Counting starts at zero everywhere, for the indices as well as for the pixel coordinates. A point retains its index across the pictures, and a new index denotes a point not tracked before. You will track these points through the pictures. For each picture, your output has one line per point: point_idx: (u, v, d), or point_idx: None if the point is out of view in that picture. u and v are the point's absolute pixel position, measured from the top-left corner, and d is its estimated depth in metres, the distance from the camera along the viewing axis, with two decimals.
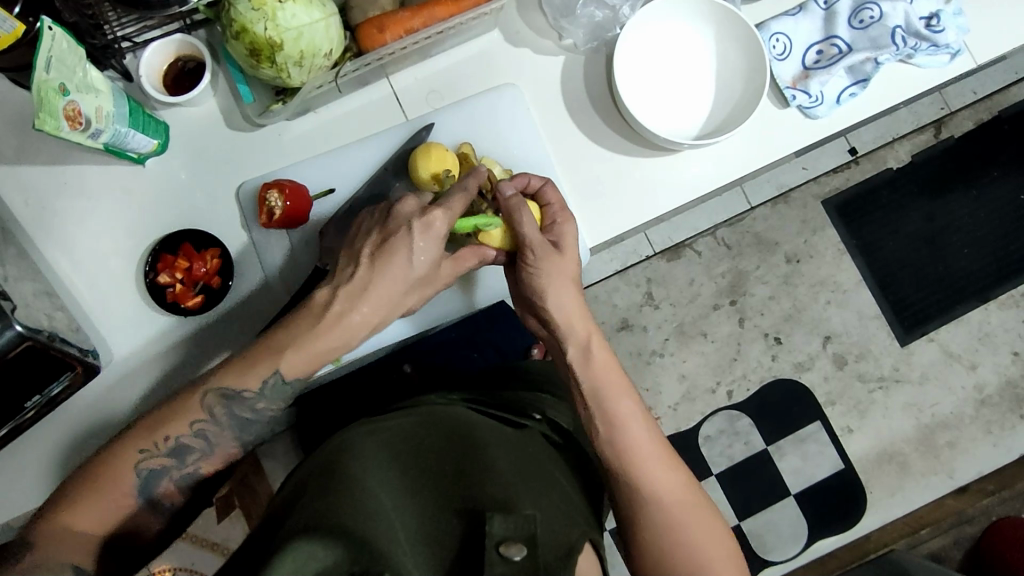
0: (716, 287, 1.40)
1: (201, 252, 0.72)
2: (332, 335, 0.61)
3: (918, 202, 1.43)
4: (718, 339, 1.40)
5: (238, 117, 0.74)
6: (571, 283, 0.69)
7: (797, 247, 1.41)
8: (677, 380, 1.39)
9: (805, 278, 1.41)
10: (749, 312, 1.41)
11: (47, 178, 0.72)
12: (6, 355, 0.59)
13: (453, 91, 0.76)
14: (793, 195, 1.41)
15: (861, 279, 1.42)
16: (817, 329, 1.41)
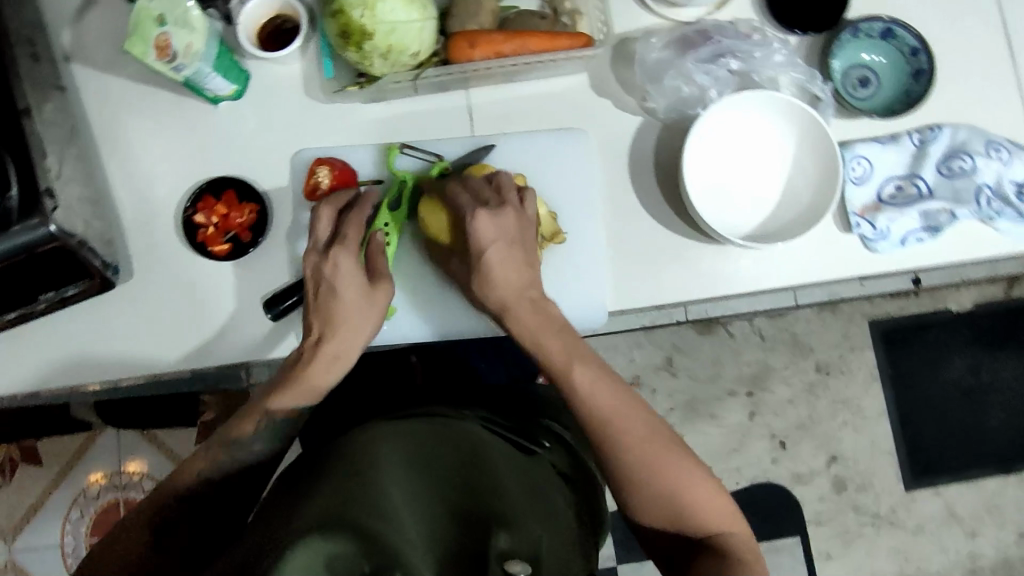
0: (738, 373, 1.38)
1: (241, 204, 0.73)
2: (319, 368, 0.65)
3: (967, 350, 1.39)
4: (724, 424, 1.37)
5: (316, 87, 0.76)
6: (514, 242, 0.67)
7: (830, 358, 1.38)
8: None
9: (828, 392, 1.38)
10: (763, 408, 1.38)
11: (129, 92, 0.77)
12: (35, 248, 0.63)
13: (524, 120, 0.76)
14: (842, 307, 1.39)
15: (884, 410, 1.38)
16: (825, 446, 1.37)
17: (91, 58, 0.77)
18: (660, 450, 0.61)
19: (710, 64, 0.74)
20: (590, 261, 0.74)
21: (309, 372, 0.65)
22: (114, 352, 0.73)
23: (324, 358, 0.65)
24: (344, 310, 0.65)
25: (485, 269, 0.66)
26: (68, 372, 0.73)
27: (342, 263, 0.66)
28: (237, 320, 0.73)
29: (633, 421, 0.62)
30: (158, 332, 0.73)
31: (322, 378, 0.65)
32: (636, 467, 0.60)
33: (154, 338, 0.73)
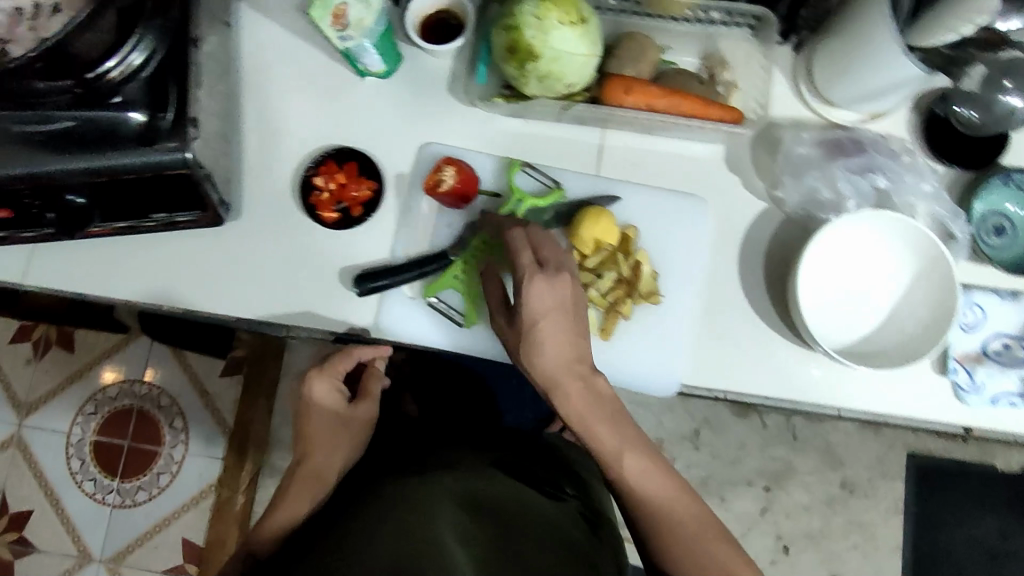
0: (762, 465, 1.44)
1: (360, 178, 0.74)
2: (304, 481, 0.75)
3: (996, 510, 1.42)
4: (734, 509, 1.43)
5: (460, 88, 0.77)
6: (566, 306, 0.64)
7: (857, 478, 1.42)
8: None
9: (846, 511, 1.41)
10: (776, 505, 1.43)
11: (285, 44, 0.79)
12: (163, 171, 0.65)
13: (650, 174, 0.76)
14: (886, 430, 1.43)
15: (900, 544, 1.41)
16: (827, 560, 1.41)
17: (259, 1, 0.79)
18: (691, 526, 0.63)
19: (857, 177, 0.73)
20: (678, 330, 0.72)
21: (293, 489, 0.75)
22: (197, 283, 0.75)
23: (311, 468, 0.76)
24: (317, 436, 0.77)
25: (534, 336, 0.63)
26: (151, 289, 0.75)
27: (320, 386, 0.78)
28: (323, 287, 0.74)
29: (666, 490, 0.64)
30: (243, 276, 0.75)
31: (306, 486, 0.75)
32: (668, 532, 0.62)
33: (237, 281, 0.74)
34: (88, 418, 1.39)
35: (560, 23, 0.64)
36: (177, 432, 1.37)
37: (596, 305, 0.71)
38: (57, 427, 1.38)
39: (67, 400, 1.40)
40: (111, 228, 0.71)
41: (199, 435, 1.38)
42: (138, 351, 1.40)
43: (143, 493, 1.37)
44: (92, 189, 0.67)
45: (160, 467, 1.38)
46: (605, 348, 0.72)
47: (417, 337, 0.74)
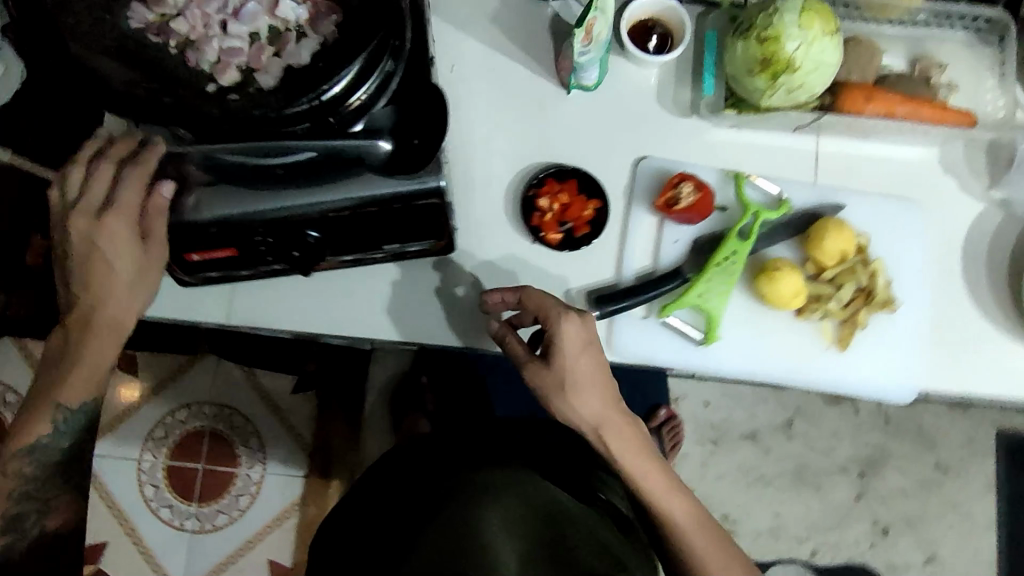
0: (855, 452, 1.45)
1: (583, 197, 0.72)
2: (89, 356, 0.63)
3: None
4: (830, 498, 1.44)
5: (670, 98, 0.75)
6: (592, 346, 0.64)
7: (950, 460, 1.45)
8: (770, 514, 1.43)
9: (940, 492, 1.44)
10: (872, 492, 1.44)
11: (479, 56, 0.75)
12: (412, 201, 0.62)
13: (867, 180, 0.75)
14: (975, 410, 1.46)
15: (994, 523, 1.44)
16: (925, 544, 1.43)
17: (449, 14, 0.75)
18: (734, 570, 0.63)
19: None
20: (913, 337, 0.72)
21: (76, 360, 0.63)
22: (413, 313, 0.71)
23: (98, 340, 0.63)
24: (93, 287, 0.62)
25: (568, 376, 0.63)
26: (363, 322, 0.71)
27: (109, 237, 0.62)
28: None
29: (706, 532, 0.63)
30: (459, 305, 0.71)
31: (98, 358, 0.63)
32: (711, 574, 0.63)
33: (453, 310, 0.71)
34: (159, 444, 1.29)
35: (822, 35, 0.63)
36: (255, 453, 1.29)
37: (835, 315, 0.71)
38: (125, 454, 1.27)
39: (136, 425, 1.29)
40: (338, 261, 0.68)
41: (279, 455, 1.29)
42: (206, 370, 1.30)
43: (222, 517, 1.27)
44: (329, 224, 0.63)
45: (237, 489, 1.28)
46: (841, 359, 0.72)
47: (656, 356, 0.71)
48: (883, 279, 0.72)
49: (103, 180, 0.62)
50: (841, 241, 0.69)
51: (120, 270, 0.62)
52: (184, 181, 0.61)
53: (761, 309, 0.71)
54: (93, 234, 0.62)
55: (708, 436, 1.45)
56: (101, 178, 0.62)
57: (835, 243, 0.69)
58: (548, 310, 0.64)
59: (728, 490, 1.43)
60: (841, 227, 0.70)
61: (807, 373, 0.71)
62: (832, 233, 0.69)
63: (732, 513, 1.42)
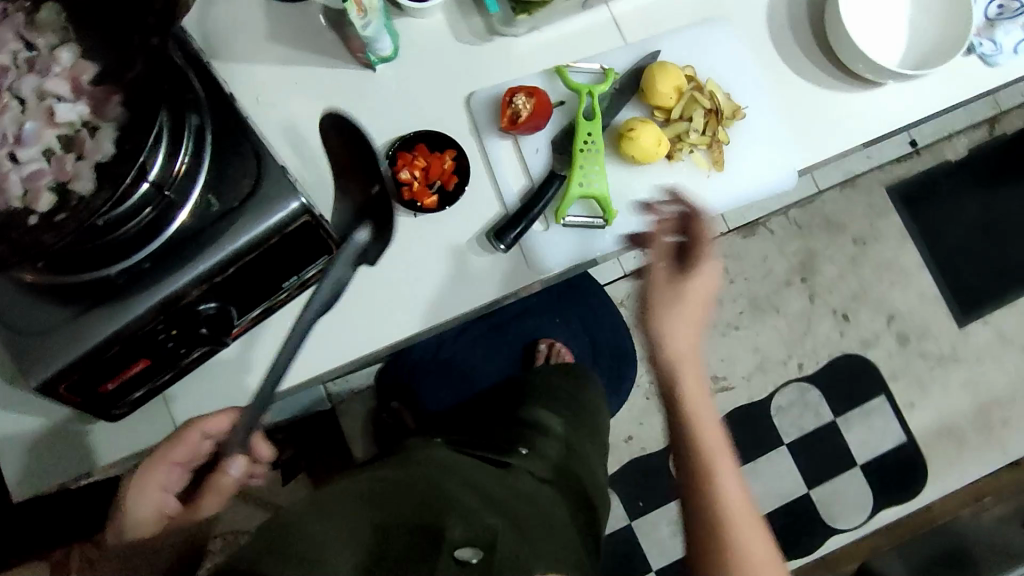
0: (788, 265, 1.54)
1: (438, 153, 0.73)
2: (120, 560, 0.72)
3: (973, 192, 1.57)
4: (789, 313, 1.54)
5: (466, 31, 0.77)
6: (679, 264, 0.69)
7: (863, 230, 1.56)
8: (751, 351, 1.52)
9: (870, 258, 1.56)
10: (819, 290, 1.55)
11: (277, 76, 0.74)
12: (285, 229, 0.62)
13: (665, 21, 0.80)
14: (859, 181, 1.55)
15: (922, 262, 1.56)
16: (881, 308, 1.55)
17: (229, 53, 0.74)
18: (751, 523, 0.64)
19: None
20: (770, 131, 0.78)
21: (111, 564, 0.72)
22: (345, 332, 0.71)
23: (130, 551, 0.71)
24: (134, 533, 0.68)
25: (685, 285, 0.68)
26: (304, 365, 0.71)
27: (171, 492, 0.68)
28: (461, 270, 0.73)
29: (725, 462, 0.66)
30: (382, 304, 0.72)
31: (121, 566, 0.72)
32: (726, 518, 0.63)
33: (380, 311, 0.72)
34: None
35: None
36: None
37: (701, 145, 0.76)
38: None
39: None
40: (250, 320, 0.67)
41: None
42: None
43: None
44: (218, 289, 0.63)
45: None
46: (724, 178, 0.78)
47: (578, 254, 0.75)
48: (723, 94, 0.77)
49: (190, 453, 0.67)
50: (671, 80, 0.74)
51: (134, 526, 0.67)
52: (61, 317, 0.61)
53: (640, 171, 0.75)
54: (155, 499, 0.67)
55: None
56: (199, 447, 0.66)
57: (666, 85, 0.74)
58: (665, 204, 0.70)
59: (705, 350, 1.52)
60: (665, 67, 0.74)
61: (703, 203, 0.77)
62: (660, 73, 0.74)
63: (719, 370, 1.51)
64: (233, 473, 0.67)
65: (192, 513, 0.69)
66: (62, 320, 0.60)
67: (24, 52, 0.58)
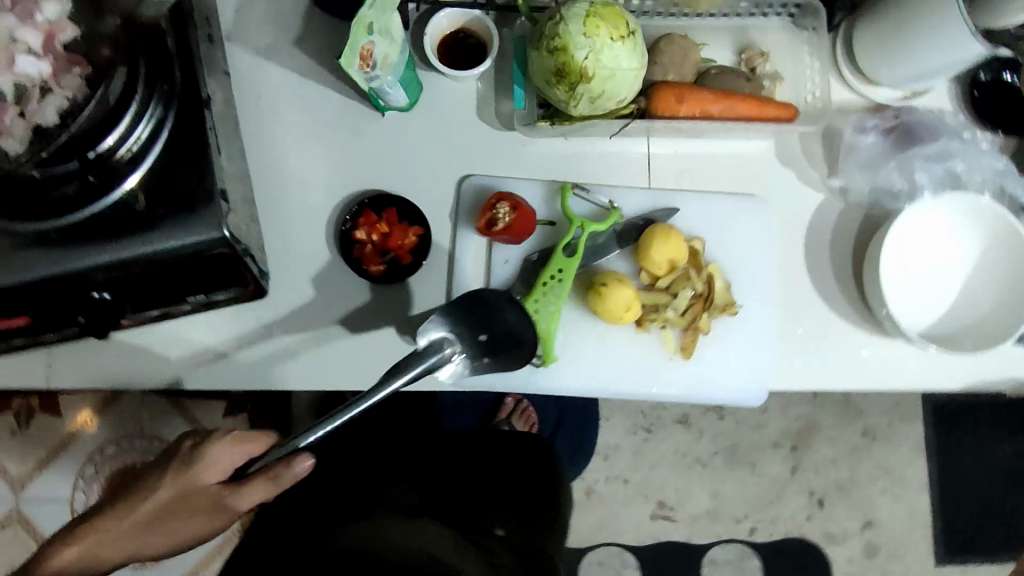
0: (784, 427, 1.42)
1: (403, 224, 0.69)
2: (111, 547, 0.59)
3: (1014, 437, 1.40)
4: (765, 475, 1.42)
5: (490, 112, 0.71)
6: None
7: (878, 424, 1.41)
8: (708, 495, 1.41)
9: (871, 457, 1.41)
10: (805, 465, 1.41)
11: (288, 83, 0.71)
12: (199, 252, 0.59)
13: (701, 178, 0.73)
14: None
15: (927, 484, 1.40)
16: (861, 510, 1.41)
17: (250, 41, 0.71)
18: None
19: (932, 162, 0.70)
20: (756, 338, 0.71)
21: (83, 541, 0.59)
22: (241, 358, 0.68)
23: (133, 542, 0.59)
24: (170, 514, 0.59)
25: None
26: (187, 373, 0.68)
27: (250, 497, 0.56)
28: (377, 343, 0.68)
29: None
30: (289, 346, 0.69)
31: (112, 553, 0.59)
32: None
33: (283, 352, 0.68)
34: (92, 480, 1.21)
35: (611, 40, 0.60)
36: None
37: (674, 324, 0.69)
38: (57, 494, 1.21)
39: (65, 463, 1.22)
40: (142, 317, 0.64)
41: None
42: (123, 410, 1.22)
43: None
44: (118, 284, 0.60)
45: None
46: (687, 367, 0.70)
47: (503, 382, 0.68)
48: (721, 281, 0.70)
49: (218, 471, 0.58)
50: (672, 250, 0.67)
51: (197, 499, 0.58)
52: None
53: (602, 325, 0.69)
54: (226, 501, 0.57)
55: (639, 425, 1.42)
56: (218, 462, 0.58)
57: (667, 253, 0.67)
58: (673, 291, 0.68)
59: (664, 475, 1.41)
60: (676, 233, 0.67)
61: (655, 384, 0.70)
62: (670, 237, 0.67)
63: (669, 499, 1.40)
64: (296, 468, 0.55)
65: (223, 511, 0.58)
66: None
67: None
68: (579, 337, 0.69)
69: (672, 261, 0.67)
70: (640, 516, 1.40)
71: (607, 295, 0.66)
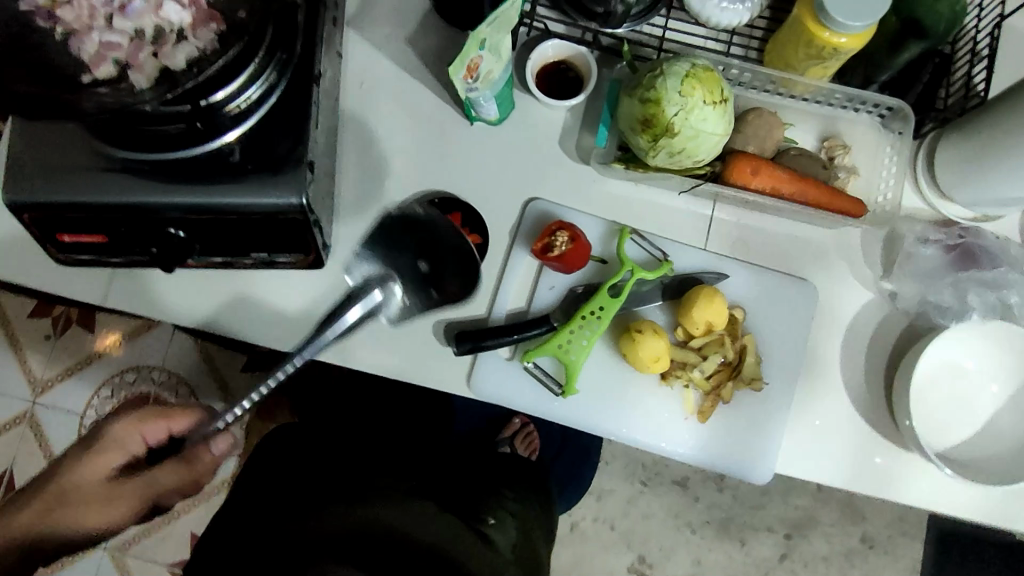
0: (783, 513, 1.40)
1: (464, 231, 0.71)
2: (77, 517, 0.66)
3: None
4: (752, 555, 1.40)
5: (571, 144, 0.74)
6: None
7: (877, 534, 1.39)
8: (690, 561, 1.40)
9: (864, 564, 1.38)
10: (795, 555, 1.40)
11: (393, 77, 0.76)
12: (273, 214, 0.62)
13: (757, 252, 0.74)
14: None
15: None
16: None
17: (368, 30, 0.76)
18: None
19: (986, 289, 0.70)
20: (775, 417, 0.71)
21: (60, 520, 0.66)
22: (287, 321, 0.72)
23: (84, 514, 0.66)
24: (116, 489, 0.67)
25: None
26: (234, 322, 0.72)
27: (210, 453, 0.69)
28: (415, 336, 0.71)
29: None
30: (333, 319, 0.72)
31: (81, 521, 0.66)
32: None
33: (327, 325, 0.72)
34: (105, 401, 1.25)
35: (703, 102, 0.62)
36: None
37: (697, 385, 0.70)
38: (69, 405, 1.25)
39: (86, 377, 1.26)
40: (207, 261, 0.68)
41: None
42: (150, 343, 1.27)
43: None
44: (193, 225, 0.64)
45: None
46: (701, 429, 0.71)
47: (524, 399, 0.71)
48: (752, 355, 0.71)
49: (120, 450, 0.67)
50: (712, 314, 0.68)
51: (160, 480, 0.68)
52: (58, 160, 0.63)
53: (627, 369, 0.71)
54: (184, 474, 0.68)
55: (638, 475, 1.41)
56: (127, 444, 0.68)
57: (706, 316, 0.68)
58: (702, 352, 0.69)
59: (650, 530, 1.40)
60: (719, 299, 0.69)
61: (661, 439, 0.71)
62: (712, 301, 0.68)
63: (651, 555, 1.39)
64: (214, 447, 0.68)
65: (186, 480, 0.69)
66: (56, 163, 0.63)
67: None
68: (604, 375, 0.71)
69: (709, 324, 0.69)
70: (619, 564, 1.40)
71: (639, 341, 0.67)
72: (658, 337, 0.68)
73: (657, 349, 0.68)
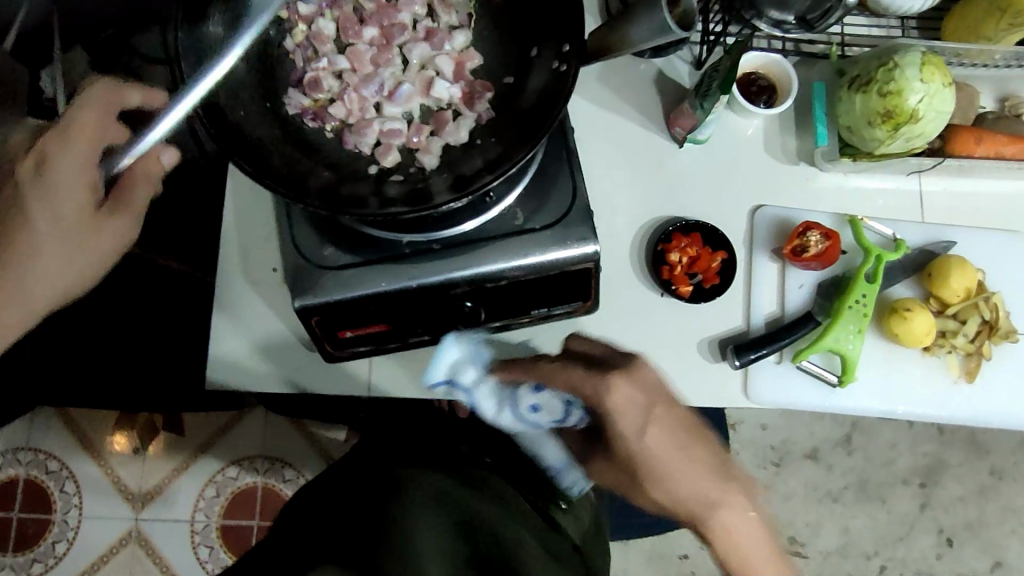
0: (912, 463, 1.34)
1: (711, 250, 0.73)
2: (71, 261, 0.62)
3: None
4: (894, 512, 1.32)
5: (779, 148, 0.77)
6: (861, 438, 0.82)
7: (1006, 463, 1.33)
8: (839, 531, 1.32)
9: (999, 497, 1.33)
10: (934, 502, 1.33)
11: (594, 116, 0.77)
12: (567, 268, 0.62)
13: (972, 216, 0.77)
14: None
15: None
16: (990, 551, 1.31)
17: None
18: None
19: None
20: None
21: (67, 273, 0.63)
22: None
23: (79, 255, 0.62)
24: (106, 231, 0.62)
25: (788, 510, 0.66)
26: None
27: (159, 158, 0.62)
28: (682, 361, 0.72)
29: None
30: None
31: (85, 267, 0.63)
32: None
33: None
34: (211, 502, 1.21)
35: (942, 85, 0.68)
36: None
37: (962, 350, 0.73)
38: (177, 513, 1.20)
39: (193, 476, 1.22)
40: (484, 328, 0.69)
41: None
42: (254, 427, 1.24)
43: None
44: (481, 294, 0.63)
45: None
46: (972, 391, 0.73)
47: (804, 398, 0.73)
48: (1002, 310, 0.74)
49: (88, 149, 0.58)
50: (967, 280, 0.72)
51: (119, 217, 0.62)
52: (338, 241, 0.63)
53: (891, 348, 0.73)
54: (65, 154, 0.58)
55: (769, 458, 1.34)
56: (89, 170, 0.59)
57: (961, 282, 0.72)
58: (959, 317, 0.73)
59: (793, 510, 1.32)
60: (969, 265, 0.72)
61: (937, 409, 0.73)
62: (965, 268, 0.72)
63: (799, 533, 1.31)
64: (163, 156, 0.62)
65: (152, 179, 0.63)
66: (340, 239, 0.62)
67: (426, 22, 0.63)
68: (873, 360, 0.73)
69: (964, 290, 0.72)
70: None
71: (912, 318, 0.70)
72: (926, 310, 0.71)
73: (929, 322, 0.71)
